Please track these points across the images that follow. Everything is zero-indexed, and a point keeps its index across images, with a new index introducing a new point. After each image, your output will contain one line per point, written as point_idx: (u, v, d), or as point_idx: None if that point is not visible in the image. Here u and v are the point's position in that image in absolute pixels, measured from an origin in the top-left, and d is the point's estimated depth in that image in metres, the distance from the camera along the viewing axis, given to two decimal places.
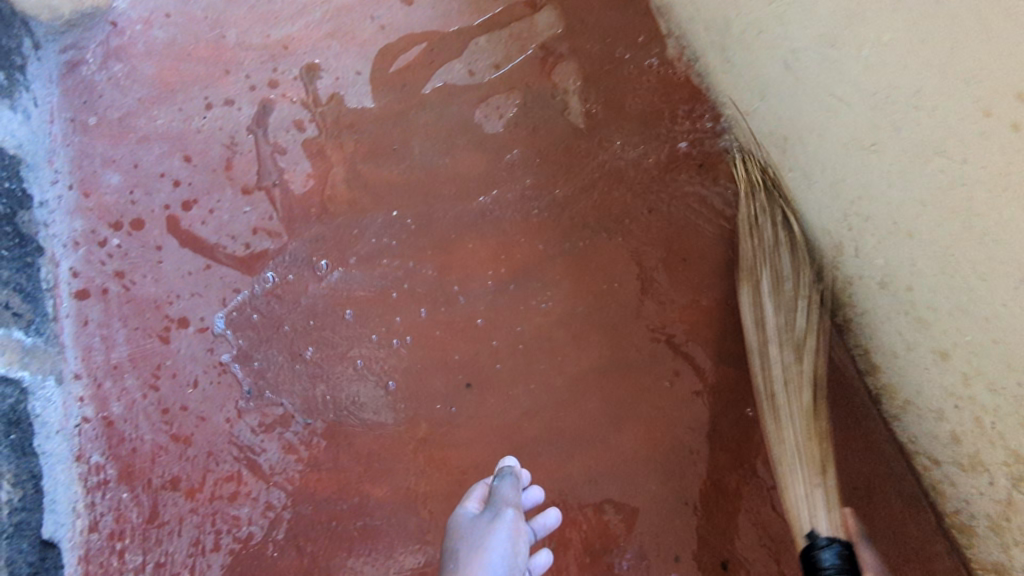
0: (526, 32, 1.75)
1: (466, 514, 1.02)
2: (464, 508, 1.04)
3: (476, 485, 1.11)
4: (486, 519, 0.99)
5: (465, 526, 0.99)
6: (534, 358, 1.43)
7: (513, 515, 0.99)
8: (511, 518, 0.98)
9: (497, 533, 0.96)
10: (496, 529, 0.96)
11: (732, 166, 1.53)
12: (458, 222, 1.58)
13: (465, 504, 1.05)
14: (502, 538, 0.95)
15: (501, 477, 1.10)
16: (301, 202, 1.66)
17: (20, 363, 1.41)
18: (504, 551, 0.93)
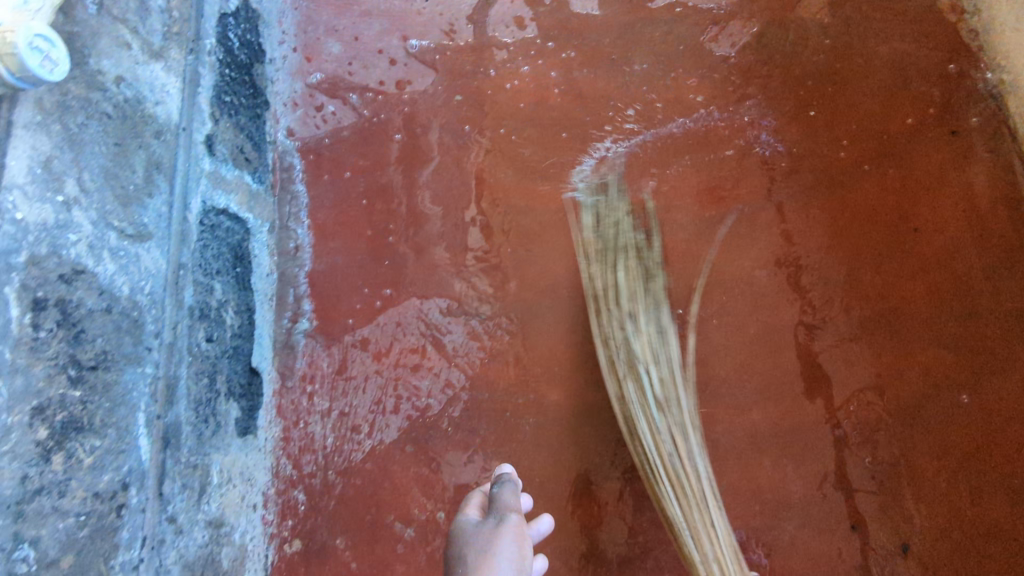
0: None
1: (467, 521, 1.02)
2: (464, 514, 1.04)
3: (474, 491, 1.12)
4: (489, 523, 1.00)
5: (463, 534, 1.00)
6: (731, 300, 1.41)
7: (518, 517, 0.99)
8: (515, 522, 0.98)
9: (505, 539, 0.96)
10: (502, 532, 0.97)
11: (993, 138, 1.38)
12: (669, 149, 1.54)
13: (464, 510, 1.06)
14: (510, 543, 0.96)
15: (499, 479, 1.11)
16: (512, 100, 1.65)
17: (247, 204, 1.50)
18: (512, 558, 0.93)
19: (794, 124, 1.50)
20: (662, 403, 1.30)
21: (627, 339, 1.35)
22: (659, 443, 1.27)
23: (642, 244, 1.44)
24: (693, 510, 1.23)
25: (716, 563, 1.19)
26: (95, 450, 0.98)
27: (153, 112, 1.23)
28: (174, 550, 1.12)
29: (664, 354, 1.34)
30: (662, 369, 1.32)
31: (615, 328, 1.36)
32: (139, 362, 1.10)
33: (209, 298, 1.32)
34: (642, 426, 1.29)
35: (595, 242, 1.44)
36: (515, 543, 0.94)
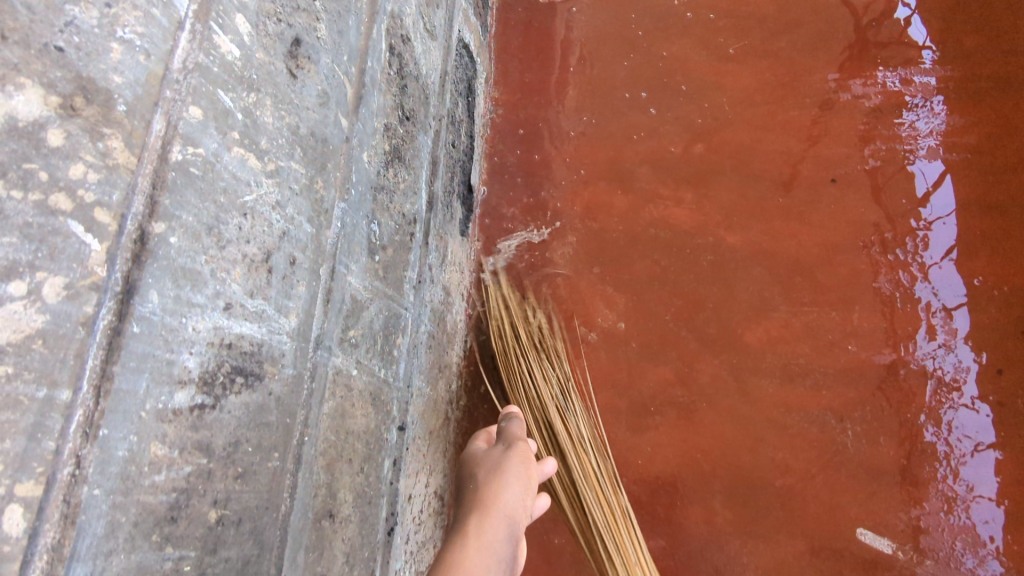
0: None
1: (480, 451, 1.25)
2: (477, 446, 1.28)
3: (486, 430, 1.36)
4: (499, 452, 1.23)
5: (470, 463, 1.23)
6: (902, 174, 1.56)
7: (523, 445, 1.23)
8: (521, 451, 1.22)
9: (513, 463, 1.18)
10: (510, 458, 1.20)
11: None
12: (856, 45, 1.69)
13: (476, 442, 1.30)
14: (517, 468, 1.18)
15: (506, 418, 1.35)
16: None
17: (478, 49, 1.73)
18: (520, 478, 1.16)
19: (978, 31, 1.63)
20: (585, 439, 1.42)
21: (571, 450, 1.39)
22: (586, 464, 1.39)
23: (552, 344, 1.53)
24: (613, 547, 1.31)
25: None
26: (405, 181, 1.23)
27: None
28: (428, 293, 1.35)
29: (580, 457, 1.38)
30: (581, 470, 1.37)
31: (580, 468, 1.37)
32: (426, 131, 1.34)
33: (455, 111, 1.55)
34: (599, 512, 1.34)
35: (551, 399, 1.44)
36: (521, 465, 1.17)
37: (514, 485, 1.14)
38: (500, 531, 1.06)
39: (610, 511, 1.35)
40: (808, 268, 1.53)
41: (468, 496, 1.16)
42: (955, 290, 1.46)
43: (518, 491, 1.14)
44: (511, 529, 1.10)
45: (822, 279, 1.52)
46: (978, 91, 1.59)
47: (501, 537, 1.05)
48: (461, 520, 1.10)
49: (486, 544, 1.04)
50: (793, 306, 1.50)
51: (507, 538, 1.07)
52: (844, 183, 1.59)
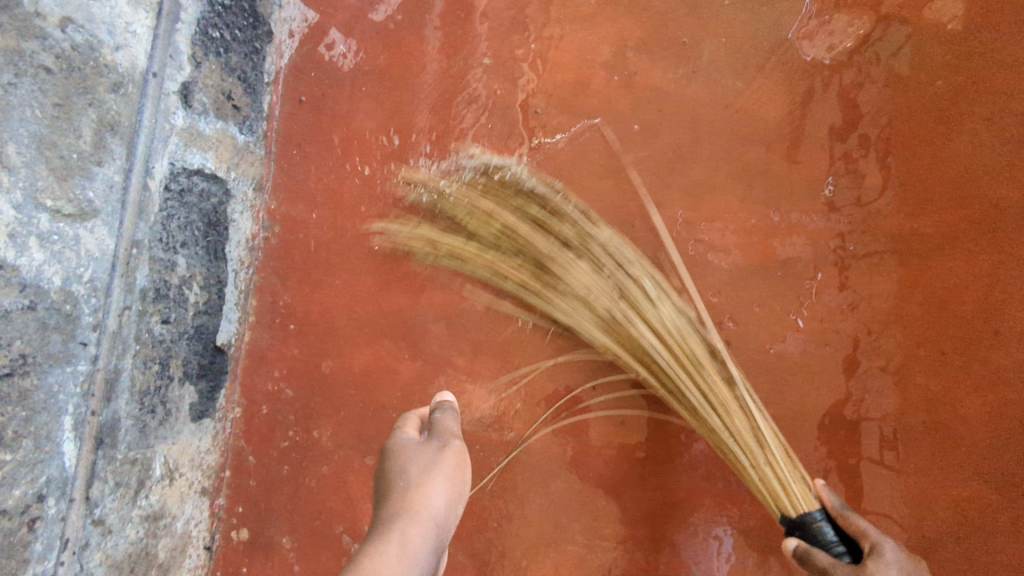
0: None
1: (410, 446, 1.01)
2: (404, 434, 1.05)
3: (410, 418, 1.11)
4: (433, 446, 1.01)
5: (410, 449, 1.01)
6: (750, 370, 1.22)
7: (457, 446, 1.01)
8: (458, 449, 1.01)
9: (447, 460, 0.98)
10: (445, 456, 0.99)
11: None
12: (719, 167, 1.27)
13: (403, 429, 1.07)
14: (450, 464, 0.97)
15: (441, 408, 1.12)
16: (549, 73, 1.39)
17: (228, 162, 1.32)
18: (451, 478, 0.96)
19: (884, 165, 1.22)
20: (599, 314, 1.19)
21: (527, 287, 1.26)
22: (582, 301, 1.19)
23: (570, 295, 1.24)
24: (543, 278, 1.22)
25: (790, 506, 1.04)
26: (3, 468, 0.90)
27: (111, 60, 1.04)
28: (99, 552, 1.07)
29: (550, 233, 1.20)
30: (505, 264, 1.24)
31: (578, 275, 1.17)
32: (69, 361, 0.99)
33: (168, 276, 1.18)
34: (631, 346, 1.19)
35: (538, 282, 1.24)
36: (456, 468, 0.97)
37: (445, 486, 0.93)
38: (429, 537, 0.86)
39: (632, 298, 1.16)
40: (615, 488, 1.25)
41: (383, 502, 0.92)
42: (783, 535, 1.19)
43: (447, 497, 0.93)
44: (439, 538, 0.89)
45: (629, 508, 1.24)
46: (868, 258, 1.20)
47: (426, 547, 0.84)
48: (377, 528, 0.87)
49: (409, 551, 0.81)
50: (591, 538, 1.25)
51: (433, 547, 0.86)
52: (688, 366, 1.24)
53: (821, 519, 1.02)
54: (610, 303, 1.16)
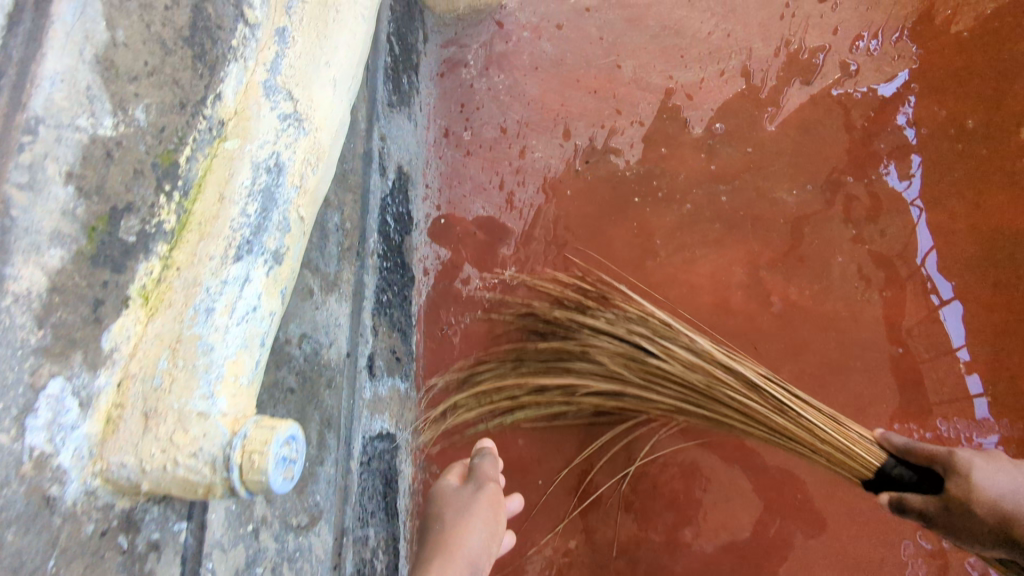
0: (1005, 165, 1.44)
1: (450, 490, 1.09)
2: (445, 481, 1.13)
3: (456, 463, 1.19)
4: (471, 491, 1.09)
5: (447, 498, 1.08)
6: None
7: (490, 490, 1.08)
8: (491, 492, 1.08)
9: (481, 503, 1.06)
10: (480, 501, 1.06)
11: None
12: (874, 381, 1.37)
13: (444, 479, 1.14)
14: (486, 509, 1.05)
15: (482, 454, 1.17)
16: (687, 296, 1.47)
17: (397, 416, 1.34)
18: (486, 526, 1.03)
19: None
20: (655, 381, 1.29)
21: (610, 368, 1.31)
22: (596, 382, 1.31)
23: (645, 329, 1.31)
24: (561, 398, 1.35)
25: (866, 466, 1.12)
26: None
27: (327, 360, 1.08)
28: None
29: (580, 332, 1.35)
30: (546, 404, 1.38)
31: (606, 361, 1.31)
32: None
33: (365, 553, 1.17)
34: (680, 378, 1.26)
35: (636, 358, 1.29)
36: (491, 512, 1.04)
37: (479, 530, 1.01)
38: None
39: (659, 332, 1.29)
40: None
41: (427, 540, 1.03)
42: None
43: (482, 536, 1.01)
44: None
45: None
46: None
47: None
48: (419, 563, 0.99)
49: None
50: None
51: None
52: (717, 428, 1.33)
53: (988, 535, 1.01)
54: (633, 367, 1.30)
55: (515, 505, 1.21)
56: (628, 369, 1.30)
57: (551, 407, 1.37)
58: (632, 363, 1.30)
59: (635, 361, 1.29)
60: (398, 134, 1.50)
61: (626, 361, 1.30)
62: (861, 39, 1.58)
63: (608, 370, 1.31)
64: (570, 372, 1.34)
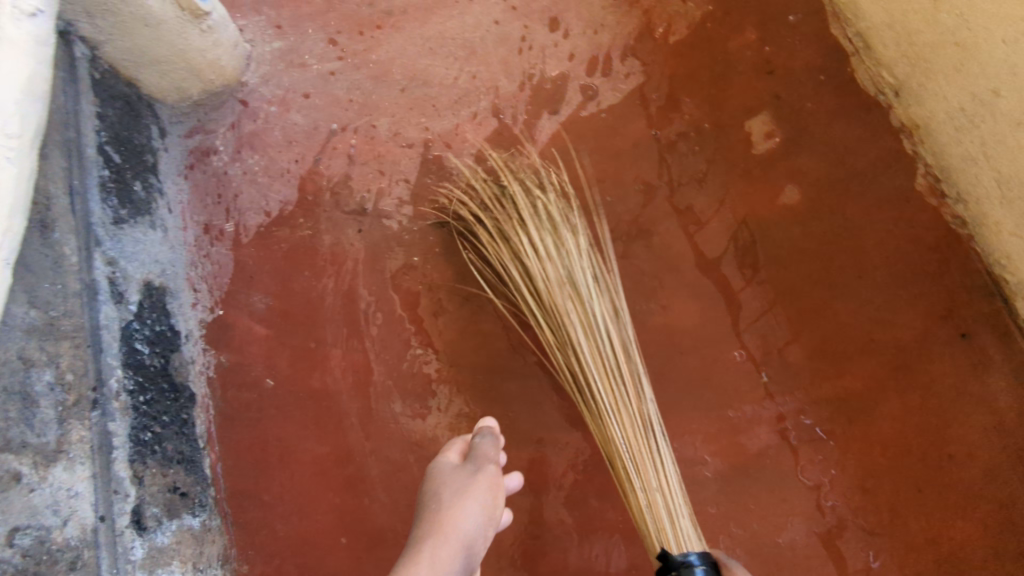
0: (742, 152, 1.52)
1: (448, 471, 1.09)
2: (442, 463, 1.12)
3: (454, 441, 1.19)
4: (468, 471, 1.09)
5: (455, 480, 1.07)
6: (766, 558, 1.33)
7: (492, 472, 1.09)
8: (490, 475, 1.09)
9: (479, 490, 1.05)
10: (479, 483, 1.07)
11: (1002, 339, 1.31)
12: (668, 386, 1.40)
13: (442, 457, 1.14)
14: (481, 496, 1.04)
15: (483, 436, 1.17)
16: (482, 345, 1.48)
17: (190, 558, 1.25)
18: (484, 501, 1.04)
19: (814, 338, 1.39)
20: (565, 334, 1.31)
21: (561, 325, 1.32)
22: (558, 295, 1.32)
23: (581, 313, 1.31)
24: (581, 301, 1.32)
25: (676, 546, 1.17)
26: None
27: (66, 544, 1.00)
28: None
29: (572, 244, 1.36)
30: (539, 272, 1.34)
31: (560, 326, 1.32)
32: None
33: None
34: (590, 367, 1.28)
35: (560, 351, 1.34)
36: (486, 493, 1.05)
37: (476, 508, 1.02)
38: (457, 555, 0.96)
39: (592, 325, 1.30)
40: None
41: (421, 521, 1.02)
42: None
43: (479, 518, 1.01)
44: (468, 557, 0.98)
45: None
46: (831, 418, 1.35)
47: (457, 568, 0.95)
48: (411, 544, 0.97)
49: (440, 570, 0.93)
50: None
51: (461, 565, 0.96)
52: (513, 413, 1.45)
53: (697, 563, 1.12)
54: (558, 321, 1.32)
55: (514, 483, 1.20)
56: (546, 324, 1.35)
57: (552, 321, 1.33)
58: (558, 336, 1.32)
59: (557, 328, 1.33)
60: (138, 248, 1.37)
61: (535, 294, 1.36)
62: (596, 61, 1.64)
63: (560, 334, 1.32)
64: (499, 234, 1.42)
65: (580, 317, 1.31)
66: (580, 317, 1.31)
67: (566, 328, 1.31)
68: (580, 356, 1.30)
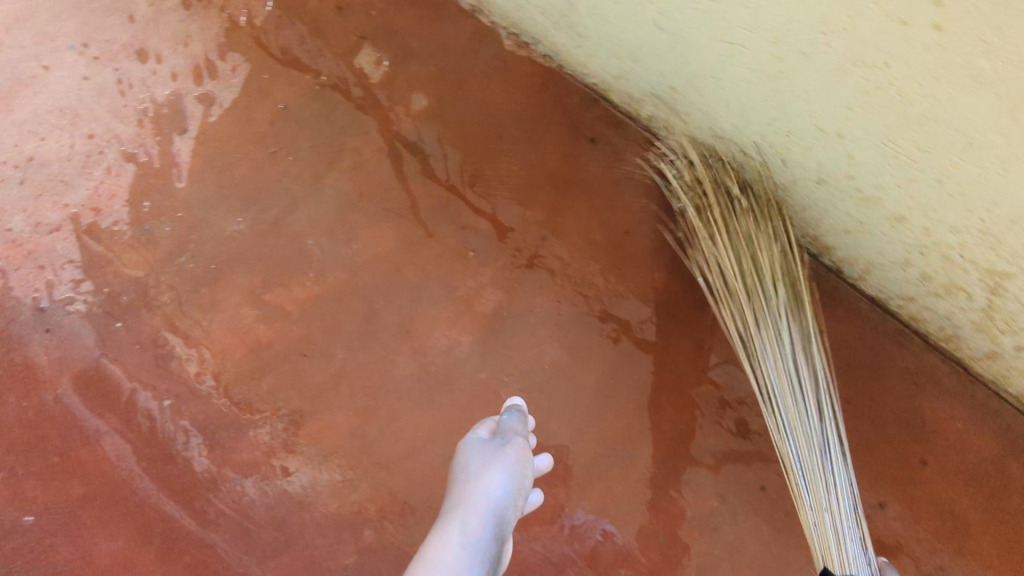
0: (365, 86, 1.66)
1: (475, 440, 1.18)
2: (475, 433, 1.20)
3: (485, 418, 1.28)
4: (498, 443, 1.17)
5: (483, 450, 1.16)
6: (548, 383, 1.41)
7: (521, 442, 1.17)
8: (519, 445, 1.16)
9: (507, 462, 1.12)
10: (503, 450, 1.14)
11: (617, 127, 1.60)
12: (399, 299, 1.46)
13: (477, 428, 1.23)
14: (510, 468, 1.12)
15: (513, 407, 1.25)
16: (221, 362, 1.43)
17: None
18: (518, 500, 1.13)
19: (493, 196, 1.55)
20: (749, 284, 1.29)
21: (715, 242, 1.35)
22: (726, 214, 1.34)
23: (769, 260, 1.30)
24: (725, 229, 1.33)
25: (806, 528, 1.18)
26: None
27: None
28: None
29: (771, 267, 1.29)
30: (726, 262, 1.32)
31: (757, 253, 1.30)
32: None
33: None
34: (734, 264, 1.31)
35: (746, 284, 1.29)
36: (509, 458, 1.13)
37: (496, 473, 1.10)
38: (474, 515, 1.04)
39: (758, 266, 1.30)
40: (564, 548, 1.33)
41: (452, 492, 1.11)
42: (677, 437, 1.38)
43: (497, 476, 1.09)
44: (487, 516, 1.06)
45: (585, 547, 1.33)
46: (534, 243, 1.51)
47: (473, 527, 1.03)
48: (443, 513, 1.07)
49: (461, 540, 1.01)
50: None
51: (484, 527, 1.03)
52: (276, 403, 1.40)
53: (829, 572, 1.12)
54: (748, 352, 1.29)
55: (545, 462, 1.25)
56: (712, 232, 1.34)
57: (709, 250, 1.35)
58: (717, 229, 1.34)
59: (743, 324, 1.30)
60: None
61: (748, 291, 1.29)
62: (200, 70, 1.66)
63: (718, 231, 1.34)
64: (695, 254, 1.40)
65: (765, 262, 1.29)
66: (715, 245, 1.35)
67: (739, 254, 1.31)
68: (739, 300, 1.30)
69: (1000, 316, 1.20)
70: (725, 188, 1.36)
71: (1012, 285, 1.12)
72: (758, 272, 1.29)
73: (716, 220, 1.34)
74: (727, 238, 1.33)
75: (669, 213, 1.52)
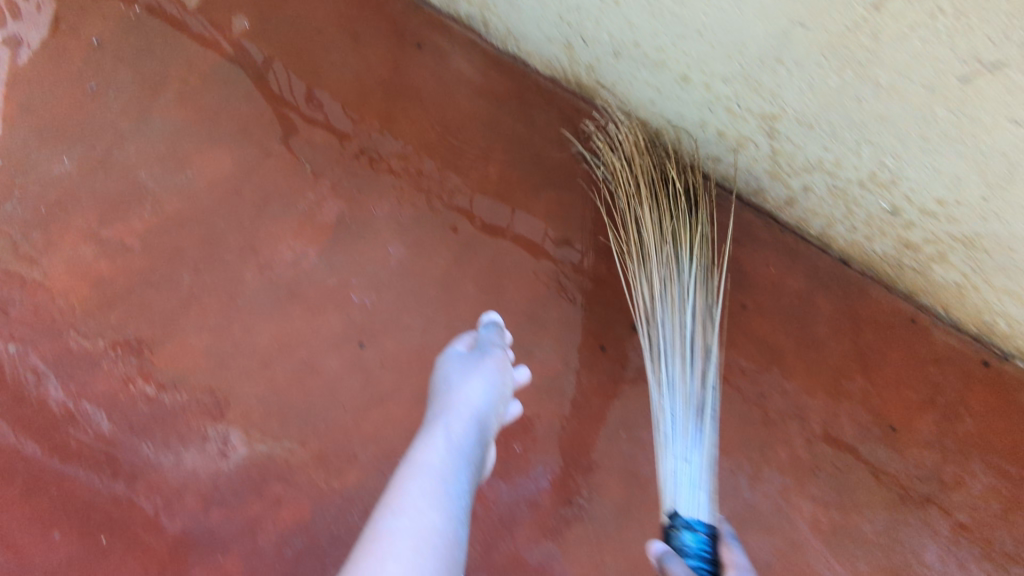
0: (181, 11, 1.62)
1: (454, 357, 1.26)
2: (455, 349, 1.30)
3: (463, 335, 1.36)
4: (475, 357, 1.26)
5: (462, 362, 1.25)
6: (395, 279, 1.47)
7: (500, 358, 1.26)
8: (499, 361, 1.25)
9: (487, 372, 1.21)
10: (486, 364, 1.23)
11: (442, 30, 1.63)
12: (241, 219, 1.49)
13: (455, 345, 1.32)
14: (492, 379, 1.20)
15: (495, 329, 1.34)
16: (65, 302, 1.43)
17: None
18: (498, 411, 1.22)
19: (324, 108, 1.56)
20: (651, 219, 1.38)
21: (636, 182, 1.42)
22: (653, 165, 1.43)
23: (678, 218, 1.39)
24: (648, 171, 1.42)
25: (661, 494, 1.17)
26: None
27: None
28: None
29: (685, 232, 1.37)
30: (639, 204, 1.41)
31: (666, 203, 1.39)
32: None
33: None
34: (652, 206, 1.40)
35: (647, 224, 1.38)
36: (491, 369, 1.22)
37: (481, 387, 1.18)
38: (461, 424, 1.12)
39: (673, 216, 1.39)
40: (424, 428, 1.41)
41: (433, 406, 1.19)
42: (521, 314, 1.47)
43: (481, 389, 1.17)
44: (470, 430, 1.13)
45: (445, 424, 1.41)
46: (369, 150, 1.54)
47: (457, 436, 1.10)
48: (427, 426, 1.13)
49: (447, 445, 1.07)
50: None
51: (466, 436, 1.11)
52: (129, 334, 1.41)
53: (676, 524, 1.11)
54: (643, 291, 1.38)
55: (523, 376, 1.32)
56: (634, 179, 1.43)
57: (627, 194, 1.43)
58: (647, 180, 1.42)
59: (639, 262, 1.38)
60: None
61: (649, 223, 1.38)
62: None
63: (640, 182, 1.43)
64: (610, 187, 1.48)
65: (655, 213, 1.38)
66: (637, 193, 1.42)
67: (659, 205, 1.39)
68: (647, 237, 1.38)
69: (781, 158, 1.33)
70: (652, 159, 1.44)
71: (780, 124, 1.24)
72: (664, 231, 1.37)
73: (645, 176, 1.42)
74: (653, 192, 1.41)
75: (500, 106, 1.58)
